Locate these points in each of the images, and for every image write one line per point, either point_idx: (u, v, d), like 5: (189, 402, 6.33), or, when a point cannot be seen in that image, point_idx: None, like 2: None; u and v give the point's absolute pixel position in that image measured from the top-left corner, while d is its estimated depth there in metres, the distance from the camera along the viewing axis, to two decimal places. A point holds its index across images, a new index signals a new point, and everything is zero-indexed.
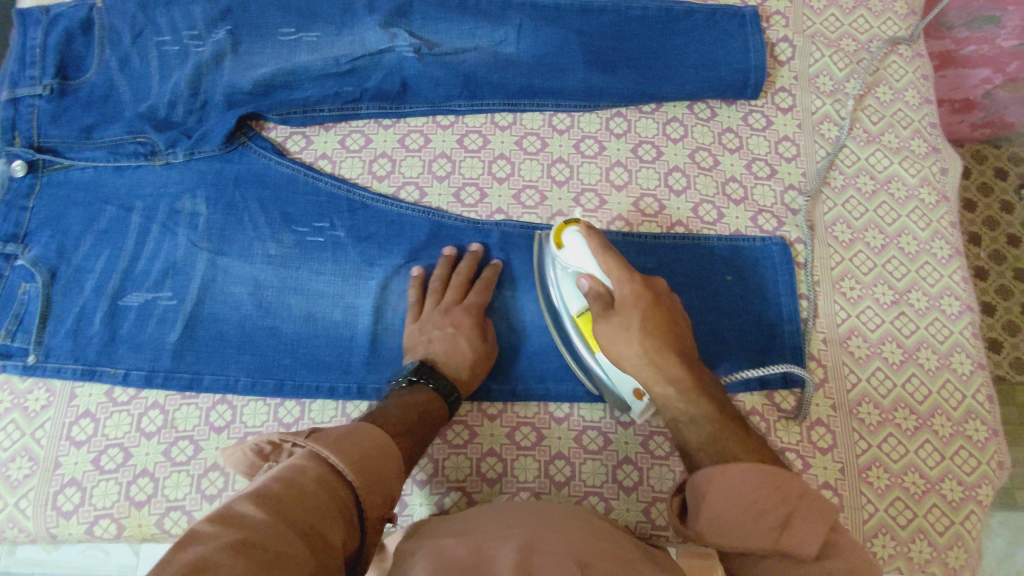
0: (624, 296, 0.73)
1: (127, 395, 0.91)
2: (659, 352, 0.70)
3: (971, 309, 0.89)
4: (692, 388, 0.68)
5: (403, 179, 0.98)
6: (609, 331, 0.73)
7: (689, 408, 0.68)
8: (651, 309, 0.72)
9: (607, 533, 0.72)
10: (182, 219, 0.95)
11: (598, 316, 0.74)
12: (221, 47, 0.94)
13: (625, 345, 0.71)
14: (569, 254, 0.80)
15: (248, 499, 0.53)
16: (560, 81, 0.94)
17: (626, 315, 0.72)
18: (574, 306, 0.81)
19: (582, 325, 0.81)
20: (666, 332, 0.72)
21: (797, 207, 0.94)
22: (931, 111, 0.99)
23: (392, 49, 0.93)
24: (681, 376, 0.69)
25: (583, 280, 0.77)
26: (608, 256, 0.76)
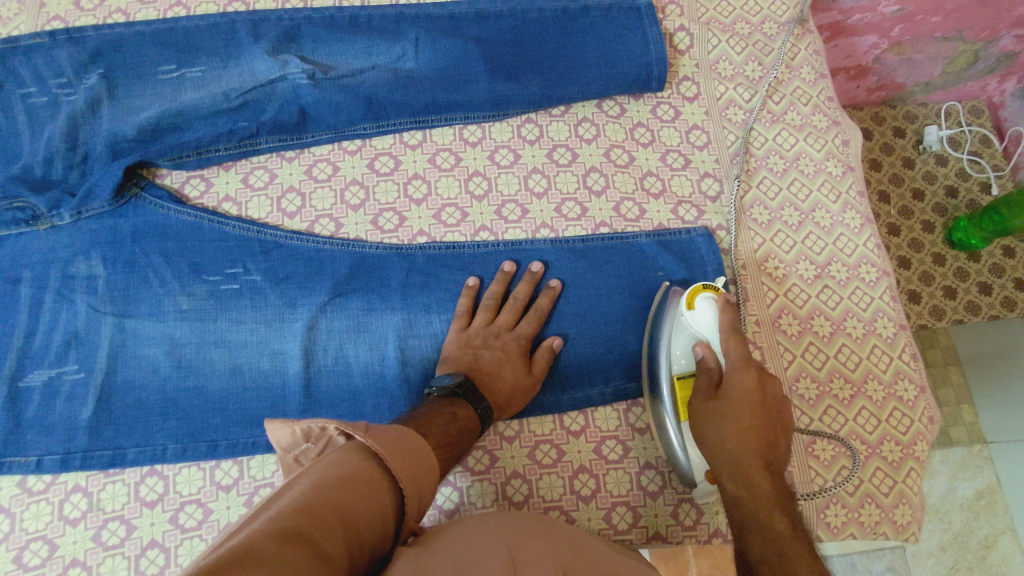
0: (734, 381, 0.69)
1: (43, 483, 0.83)
2: (747, 448, 0.66)
3: (888, 274, 0.93)
4: (770, 499, 0.63)
5: (316, 213, 0.93)
6: (706, 409, 0.71)
7: (762, 512, 0.62)
8: (756, 408, 0.67)
9: (581, 536, 0.75)
10: (79, 285, 0.88)
11: (702, 390, 0.72)
12: (97, 93, 0.88)
13: (716, 430, 0.69)
14: (696, 319, 0.77)
15: (305, 488, 0.54)
16: (465, 93, 0.92)
17: (728, 403, 0.69)
18: (677, 367, 0.78)
19: (678, 387, 0.78)
20: (761, 434, 0.67)
21: (714, 193, 0.96)
22: (827, 85, 1.02)
23: (284, 77, 0.89)
24: (761, 478, 0.64)
25: (698, 348, 0.74)
26: (731, 340, 0.72)
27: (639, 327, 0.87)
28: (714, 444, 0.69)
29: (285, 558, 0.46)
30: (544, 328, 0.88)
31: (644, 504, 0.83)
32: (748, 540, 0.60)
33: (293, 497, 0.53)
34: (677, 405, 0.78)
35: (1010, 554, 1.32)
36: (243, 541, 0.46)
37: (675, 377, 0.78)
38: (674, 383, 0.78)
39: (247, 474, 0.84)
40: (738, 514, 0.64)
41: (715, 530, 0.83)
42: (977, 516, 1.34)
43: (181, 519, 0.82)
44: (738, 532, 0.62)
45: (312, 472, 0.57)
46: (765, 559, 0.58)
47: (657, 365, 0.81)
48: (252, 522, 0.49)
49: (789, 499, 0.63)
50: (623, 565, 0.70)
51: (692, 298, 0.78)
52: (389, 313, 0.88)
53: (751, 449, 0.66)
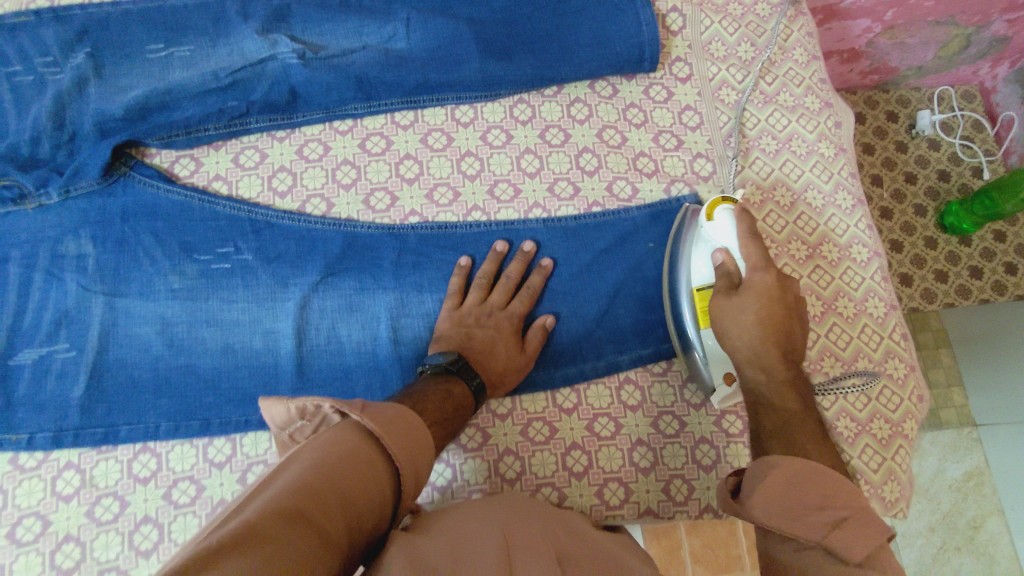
0: (754, 277, 0.71)
1: (35, 460, 0.83)
2: (765, 338, 0.68)
3: (879, 254, 0.93)
4: (787, 383, 0.66)
5: (308, 192, 0.93)
6: (724, 304, 0.72)
7: (779, 397, 0.65)
8: (776, 301, 0.69)
9: (576, 518, 0.76)
10: (69, 264, 0.88)
11: (720, 290, 0.74)
12: (83, 72, 0.87)
13: (737, 324, 0.70)
14: (716, 227, 0.79)
15: (302, 470, 0.54)
16: (457, 73, 0.91)
17: (750, 298, 0.70)
18: (697, 277, 0.81)
19: (698, 298, 0.80)
20: (779, 326, 0.68)
21: (706, 174, 0.96)
22: (819, 67, 1.02)
23: (275, 57, 0.88)
24: (777, 366, 0.67)
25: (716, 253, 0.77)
26: (751, 241, 0.74)
27: (632, 306, 0.88)
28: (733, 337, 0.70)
29: (283, 542, 0.46)
30: (536, 307, 0.88)
31: (635, 480, 0.84)
32: (764, 419, 0.65)
33: (291, 479, 0.53)
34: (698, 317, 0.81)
35: (998, 534, 1.34)
36: (242, 527, 0.46)
37: (695, 288, 0.81)
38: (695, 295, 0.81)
39: (240, 452, 0.84)
40: (755, 397, 0.68)
41: (705, 505, 0.84)
42: (966, 497, 1.36)
43: (175, 495, 0.82)
44: (754, 412, 0.67)
45: (309, 452, 0.56)
46: (775, 435, 0.62)
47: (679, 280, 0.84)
48: (252, 504, 0.49)
49: (805, 384, 0.67)
50: (618, 548, 0.71)
51: (711, 210, 0.81)
52: (381, 292, 0.88)
53: (767, 339, 0.68)
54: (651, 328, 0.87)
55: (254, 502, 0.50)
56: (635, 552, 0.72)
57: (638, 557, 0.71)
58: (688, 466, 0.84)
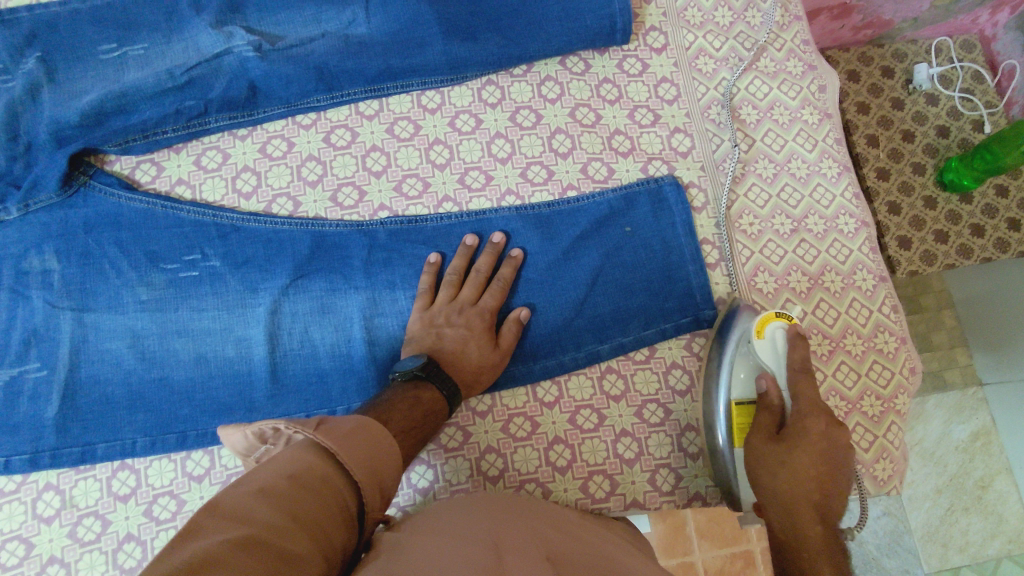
0: (802, 424, 0.71)
1: (15, 483, 0.83)
2: (800, 488, 0.66)
3: (867, 224, 0.90)
4: (816, 545, 0.62)
5: (273, 192, 0.90)
6: (766, 446, 0.72)
7: (807, 556, 0.61)
8: (819, 448, 0.68)
9: (562, 511, 0.75)
10: (33, 280, 0.85)
11: (764, 426, 0.74)
12: (34, 78, 0.84)
13: (774, 469, 0.69)
14: (768, 350, 0.78)
15: (254, 495, 0.52)
16: (420, 57, 0.87)
17: (794, 443, 0.69)
18: (737, 392, 0.78)
19: (735, 412, 0.78)
20: (820, 480, 0.67)
21: (685, 150, 0.92)
22: (801, 28, 0.97)
23: (230, 51, 0.85)
24: (809, 518, 0.64)
25: (763, 379, 0.76)
26: (803, 380, 0.74)
27: (612, 293, 0.85)
28: (766, 482, 0.69)
29: (235, 565, 0.44)
30: (512, 299, 0.85)
31: (620, 471, 0.82)
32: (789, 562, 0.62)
33: (245, 506, 0.51)
34: (732, 431, 0.78)
35: (1006, 493, 1.32)
36: (194, 557, 0.44)
37: (733, 403, 0.78)
38: (732, 408, 0.78)
39: (219, 464, 0.83)
40: (778, 545, 0.64)
41: (693, 493, 0.83)
42: (972, 458, 1.33)
43: (156, 511, 0.82)
44: None
45: (260, 476, 0.55)
46: None
47: (711, 389, 0.81)
48: (202, 533, 0.47)
49: (838, 551, 0.62)
50: (605, 541, 0.69)
51: (762, 326, 0.78)
52: (353, 292, 0.85)
53: (806, 490, 0.66)
54: (632, 315, 0.84)
55: (206, 529, 0.47)
56: (620, 542, 0.71)
57: (626, 546, 0.70)
58: (674, 454, 0.83)
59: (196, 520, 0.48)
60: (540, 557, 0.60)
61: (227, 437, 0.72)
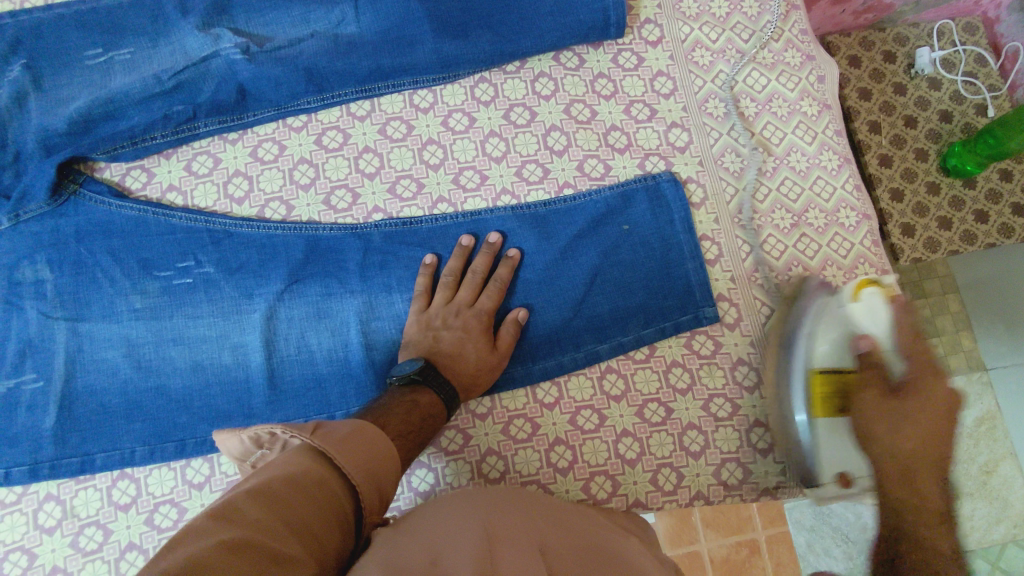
0: (922, 385, 0.72)
1: (15, 494, 0.82)
2: (917, 454, 0.69)
3: (868, 217, 0.89)
4: (937, 514, 0.66)
5: (266, 196, 0.89)
6: (879, 405, 0.73)
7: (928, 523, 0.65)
8: (942, 417, 0.70)
9: (563, 505, 0.73)
10: (27, 290, 0.85)
11: (874, 385, 0.74)
12: (21, 85, 0.82)
13: (896, 428, 0.70)
14: (863, 314, 0.77)
15: (247, 497, 0.51)
16: (410, 55, 0.85)
17: (915, 405, 0.71)
18: (822, 360, 0.78)
19: (817, 380, 0.78)
20: (938, 443, 0.69)
21: (682, 144, 0.90)
22: (799, 17, 0.96)
23: (217, 53, 0.83)
24: (929, 482, 0.67)
25: (863, 342, 0.76)
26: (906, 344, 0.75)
27: (612, 292, 0.84)
28: (883, 439, 0.71)
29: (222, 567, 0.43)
30: (510, 299, 0.84)
31: (623, 472, 0.82)
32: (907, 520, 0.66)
33: (237, 507, 0.50)
34: (812, 398, 0.78)
35: (1011, 477, 1.31)
36: (184, 561, 0.43)
37: (814, 371, 0.78)
38: (811, 377, 0.78)
39: (219, 471, 0.83)
40: (890, 503, 0.68)
41: (696, 493, 0.82)
42: (977, 442, 1.32)
43: (157, 520, 0.81)
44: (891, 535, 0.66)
45: (255, 479, 0.54)
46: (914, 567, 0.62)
47: (784, 357, 0.80)
48: (194, 537, 0.46)
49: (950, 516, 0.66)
50: (609, 537, 0.68)
51: (857, 290, 0.78)
52: (348, 296, 0.84)
53: (925, 453, 0.68)
54: (631, 314, 0.83)
55: (199, 532, 0.46)
56: (624, 538, 0.70)
57: (630, 544, 0.69)
58: (677, 454, 0.82)
59: (189, 523, 0.47)
60: (533, 549, 0.58)
61: (222, 442, 0.72)
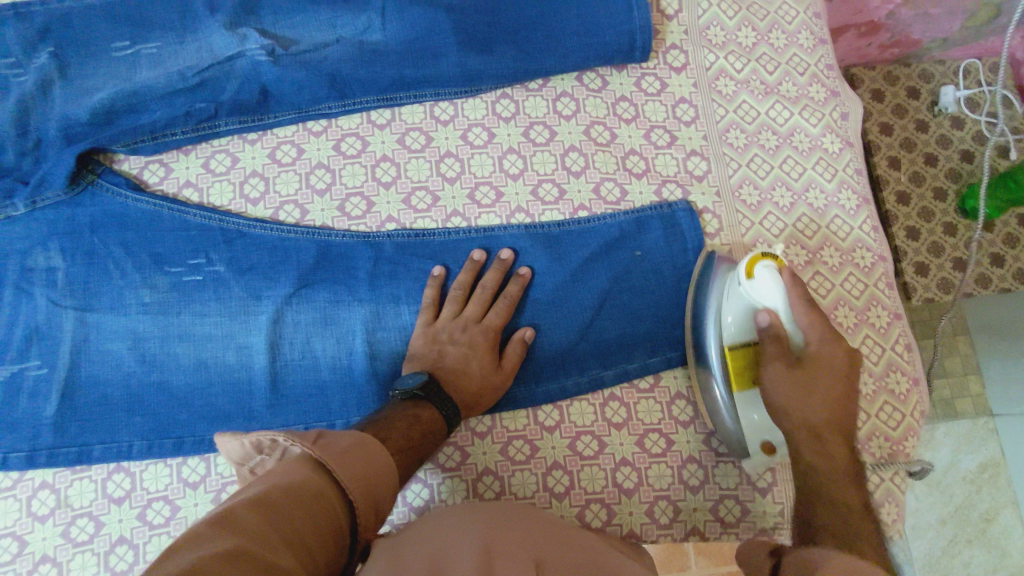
0: (825, 353, 0.68)
1: (11, 479, 0.83)
2: (831, 419, 0.66)
3: (883, 259, 0.88)
4: (850, 474, 0.63)
5: (280, 198, 0.89)
6: (785, 380, 0.69)
7: (840, 479, 0.63)
8: (844, 382, 0.67)
9: (556, 521, 0.72)
10: (38, 277, 0.85)
11: (778, 358, 0.70)
12: (47, 73, 0.82)
13: (797, 397, 0.68)
14: (758, 290, 0.73)
15: (246, 505, 0.50)
16: (435, 68, 0.85)
17: (814, 375, 0.68)
18: (729, 337, 0.76)
19: (731, 358, 0.76)
20: (837, 406, 0.67)
21: (701, 173, 0.90)
22: (826, 52, 0.95)
23: (243, 54, 0.83)
24: (836, 446, 0.65)
25: (761, 315, 0.72)
26: (814, 315, 0.70)
27: (620, 319, 0.83)
28: (794, 411, 0.68)
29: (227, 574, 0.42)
30: (517, 318, 0.84)
31: (619, 501, 0.81)
32: (819, 509, 0.61)
33: (237, 514, 0.49)
34: (731, 376, 0.76)
35: (1010, 527, 1.25)
36: (183, 564, 0.42)
37: (727, 348, 0.76)
38: (725, 354, 0.76)
39: (215, 471, 0.83)
40: (806, 482, 0.64)
41: (691, 527, 0.81)
42: (979, 490, 1.27)
43: (149, 516, 0.81)
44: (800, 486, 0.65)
45: (254, 489, 0.53)
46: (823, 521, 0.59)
47: (706, 337, 0.79)
48: (195, 543, 0.45)
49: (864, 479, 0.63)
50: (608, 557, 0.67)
51: (749, 267, 0.75)
52: (356, 305, 0.84)
53: (835, 419, 0.66)
54: (638, 341, 0.83)
55: (198, 538, 0.46)
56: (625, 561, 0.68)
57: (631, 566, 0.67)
58: (675, 486, 0.81)
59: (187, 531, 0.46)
60: (529, 561, 0.58)
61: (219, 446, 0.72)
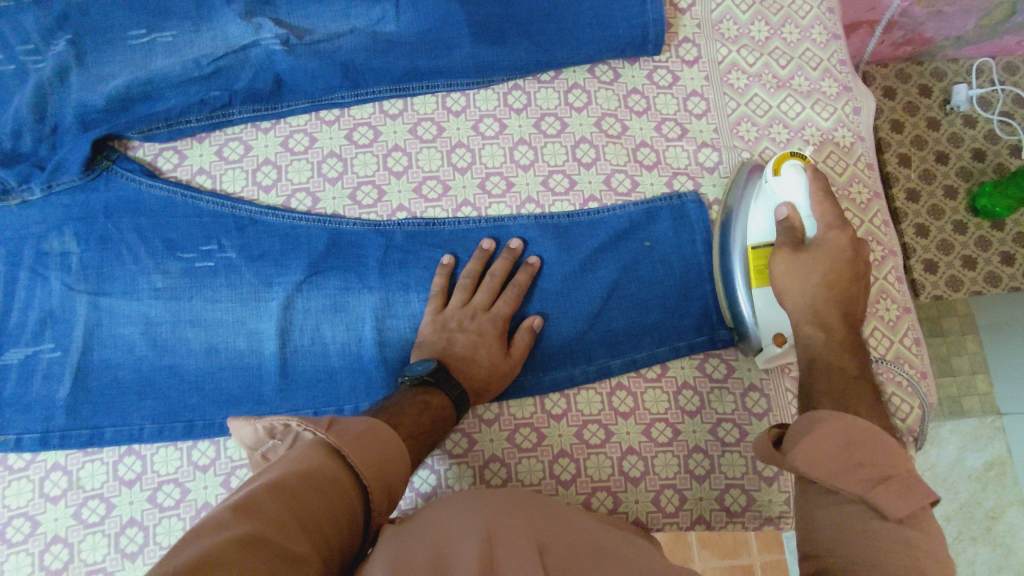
0: (830, 241, 0.73)
1: (24, 461, 0.84)
2: (832, 297, 0.72)
3: (893, 253, 0.88)
4: (846, 346, 0.70)
5: (293, 186, 0.90)
6: (792, 265, 0.73)
7: (836, 351, 0.70)
8: (846, 263, 0.72)
9: (568, 509, 0.72)
10: (53, 261, 0.86)
11: (787, 246, 0.75)
12: (64, 60, 0.83)
13: (802, 281, 0.72)
14: (781, 187, 0.77)
15: (262, 492, 0.51)
16: (448, 58, 0.86)
17: (819, 256, 0.72)
18: (753, 235, 0.80)
19: (752, 254, 0.79)
20: (839, 285, 0.72)
21: (712, 165, 0.90)
22: (839, 47, 0.95)
23: (257, 43, 0.84)
24: (836, 321, 0.71)
25: (782, 210, 0.77)
26: (824, 204, 0.75)
27: (629, 309, 0.84)
28: (797, 294, 0.73)
29: (242, 562, 0.43)
30: (526, 307, 0.84)
31: (625, 489, 0.81)
32: (817, 381, 0.69)
33: (254, 500, 0.50)
34: (749, 272, 0.79)
35: (1016, 526, 1.25)
36: (196, 555, 0.43)
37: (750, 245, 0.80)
38: (747, 251, 0.80)
39: (224, 455, 0.83)
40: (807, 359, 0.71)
41: (697, 516, 0.81)
42: (985, 488, 1.26)
43: (159, 498, 0.82)
44: (805, 367, 0.71)
45: (271, 475, 0.54)
46: (826, 394, 0.67)
47: (728, 236, 0.82)
48: (212, 531, 0.46)
49: (860, 348, 0.70)
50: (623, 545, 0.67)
51: (778, 166, 0.78)
52: (366, 292, 0.85)
53: (836, 297, 0.72)
54: (646, 331, 0.83)
55: (216, 526, 0.47)
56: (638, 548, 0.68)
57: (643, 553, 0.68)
58: (681, 476, 0.82)
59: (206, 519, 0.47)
60: (531, 546, 0.57)
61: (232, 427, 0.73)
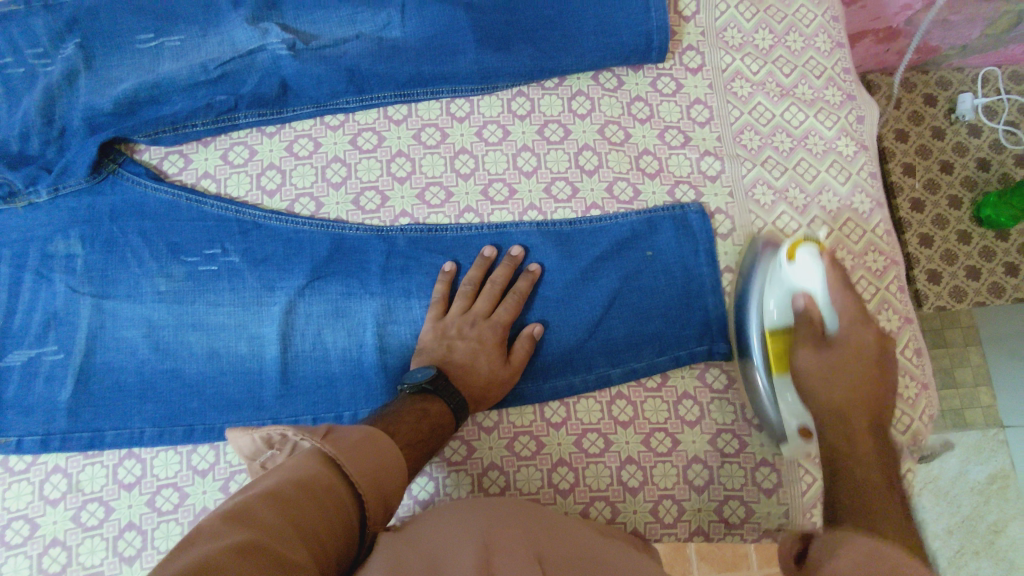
0: (854, 338, 0.73)
1: (25, 463, 0.84)
2: (859, 404, 0.70)
3: (895, 263, 0.88)
4: (874, 459, 0.67)
5: (296, 191, 0.90)
6: (813, 362, 0.73)
7: (863, 461, 0.66)
8: (869, 363, 0.72)
9: (567, 520, 0.72)
10: (57, 264, 0.87)
11: (807, 341, 0.74)
12: (73, 64, 0.84)
13: (826, 382, 0.72)
14: (797, 273, 0.76)
15: (257, 500, 0.52)
16: (452, 65, 0.86)
17: (841, 357, 0.72)
18: (770, 320, 0.78)
19: (770, 341, 0.78)
20: (865, 389, 0.71)
21: (715, 174, 0.90)
22: (844, 55, 0.95)
23: (263, 48, 0.84)
24: (862, 428, 0.69)
25: (799, 299, 0.76)
26: (842, 294, 0.73)
27: (630, 318, 0.84)
28: (819, 394, 0.72)
29: (237, 566, 0.44)
30: (527, 314, 0.85)
31: (623, 499, 0.81)
32: (841, 489, 0.65)
33: (249, 508, 0.50)
34: (768, 360, 0.79)
35: (1019, 540, 1.24)
36: (190, 562, 0.43)
37: (766, 330, 0.79)
38: (764, 336, 0.79)
39: (223, 460, 0.84)
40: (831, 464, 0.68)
41: (695, 527, 0.81)
42: (988, 501, 1.25)
43: (158, 503, 0.83)
44: (831, 477, 0.67)
45: (267, 483, 0.55)
46: (851, 508, 0.62)
47: (745, 316, 0.82)
48: (206, 539, 0.46)
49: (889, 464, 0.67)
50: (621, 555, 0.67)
51: (792, 250, 0.76)
52: (368, 297, 0.85)
53: (862, 401, 0.70)
54: (647, 340, 0.83)
55: (210, 533, 0.47)
56: (636, 558, 0.68)
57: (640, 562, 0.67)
58: (680, 486, 0.82)
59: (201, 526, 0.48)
60: (529, 556, 0.57)
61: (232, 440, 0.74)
